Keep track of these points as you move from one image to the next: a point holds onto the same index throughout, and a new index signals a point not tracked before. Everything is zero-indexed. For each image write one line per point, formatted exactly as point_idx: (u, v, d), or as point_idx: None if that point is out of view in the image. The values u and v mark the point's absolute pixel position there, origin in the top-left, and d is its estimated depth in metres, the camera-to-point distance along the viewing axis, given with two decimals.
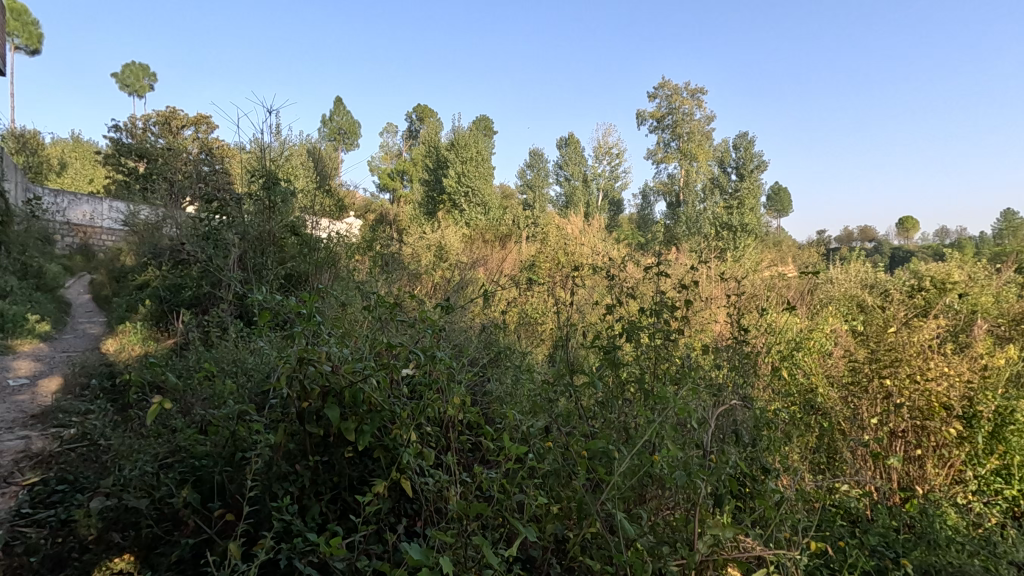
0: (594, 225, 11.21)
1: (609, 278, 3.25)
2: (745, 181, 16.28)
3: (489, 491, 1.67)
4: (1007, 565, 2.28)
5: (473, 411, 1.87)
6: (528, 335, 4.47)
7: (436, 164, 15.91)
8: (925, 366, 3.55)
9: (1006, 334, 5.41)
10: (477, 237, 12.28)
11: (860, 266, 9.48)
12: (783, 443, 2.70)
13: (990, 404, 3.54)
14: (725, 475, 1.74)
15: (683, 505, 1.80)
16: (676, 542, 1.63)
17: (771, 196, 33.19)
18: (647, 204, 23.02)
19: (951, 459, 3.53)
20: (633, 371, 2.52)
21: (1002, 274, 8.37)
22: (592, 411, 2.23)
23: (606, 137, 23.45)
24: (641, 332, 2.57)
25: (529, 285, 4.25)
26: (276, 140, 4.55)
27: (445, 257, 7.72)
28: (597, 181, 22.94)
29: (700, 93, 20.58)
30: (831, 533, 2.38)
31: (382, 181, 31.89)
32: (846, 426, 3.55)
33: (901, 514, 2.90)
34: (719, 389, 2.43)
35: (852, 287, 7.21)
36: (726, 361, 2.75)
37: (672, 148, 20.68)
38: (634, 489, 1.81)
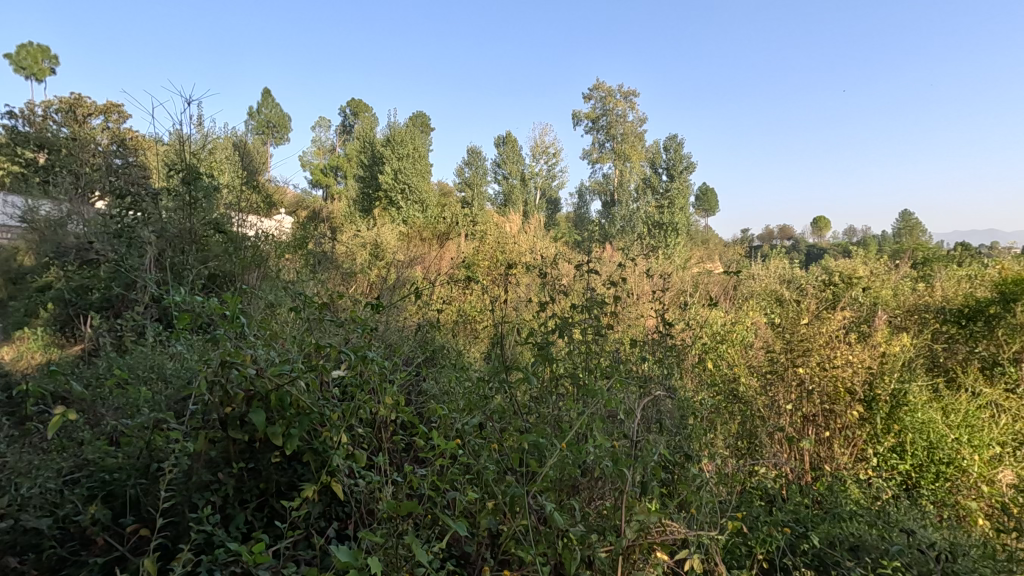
0: (532, 224, 11.34)
1: (543, 276, 3.32)
2: (676, 181, 16.97)
3: (421, 489, 1.67)
4: (899, 531, 2.51)
5: (406, 410, 1.86)
6: (465, 333, 4.49)
7: (372, 160, 15.55)
8: (832, 355, 3.92)
9: (901, 323, 5.97)
10: (415, 235, 12.15)
11: (779, 262, 10.15)
12: (706, 431, 2.87)
13: (884, 387, 3.97)
14: (651, 462, 1.82)
15: (613, 494, 1.87)
16: (604, 529, 1.70)
17: (700, 197, 34.82)
18: (583, 203, 23.56)
19: (854, 438, 3.88)
20: (565, 366, 2.59)
21: (899, 269, 9.23)
22: (527, 407, 2.28)
23: (542, 136, 23.80)
24: (574, 329, 2.65)
25: (466, 283, 4.26)
26: (197, 131, 4.30)
27: (382, 256, 7.60)
28: (535, 180, 23.26)
29: (633, 95, 21.30)
30: (749, 513, 2.55)
31: (315, 177, 30.75)
32: (765, 412, 3.79)
33: (810, 491, 3.13)
34: (647, 381, 2.55)
35: (770, 282, 7.70)
36: (652, 354, 2.88)
37: (607, 148, 21.24)
38: (566, 481, 1.86)
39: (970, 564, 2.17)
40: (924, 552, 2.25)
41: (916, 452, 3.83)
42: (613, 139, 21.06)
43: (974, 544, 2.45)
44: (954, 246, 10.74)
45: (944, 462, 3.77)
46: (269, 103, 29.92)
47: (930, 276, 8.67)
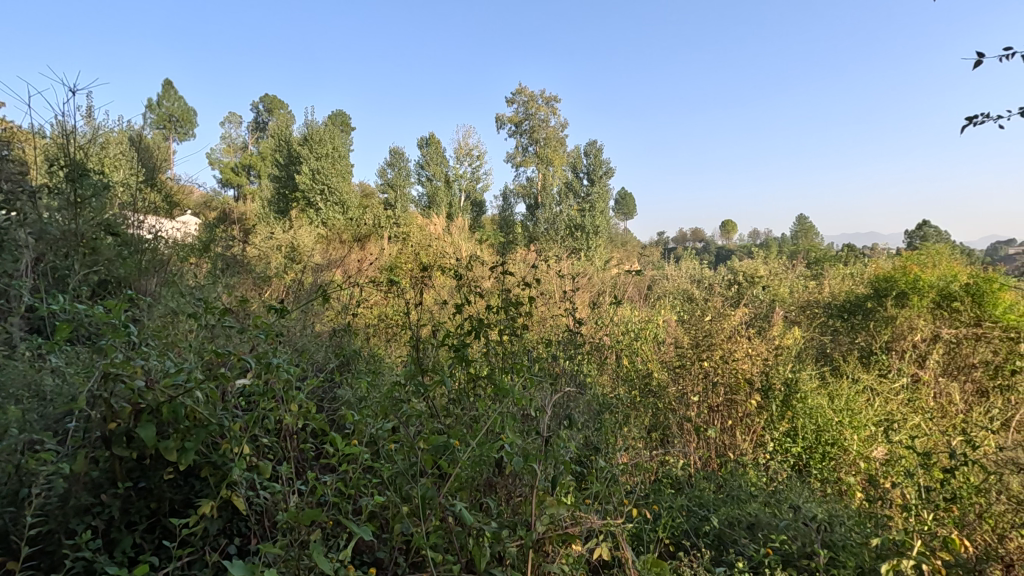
0: (456, 226, 11.31)
1: (461, 278, 3.34)
2: (596, 186, 17.51)
3: (327, 497, 1.63)
4: (787, 507, 2.76)
5: (315, 418, 1.81)
6: (385, 338, 4.42)
7: (289, 160, 14.83)
8: (732, 350, 4.24)
9: (794, 318, 6.53)
10: (334, 237, 11.78)
11: (691, 263, 10.76)
12: (618, 426, 3.00)
13: (778, 377, 4.29)
14: (561, 457, 1.88)
15: (524, 489, 1.93)
16: (516, 525, 1.75)
17: (619, 201, 36.16)
18: (508, 206, 23.81)
19: (753, 425, 4.17)
20: (482, 366, 2.63)
21: (795, 268, 10.09)
22: (443, 409, 2.29)
23: (466, 139, 23.85)
24: (490, 330, 2.69)
25: (385, 286, 4.20)
26: (85, 124, 3.92)
27: (298, 259, 7.30)
28: (459, 182, 23.26)
29: (554, 101, 21.79)
30: (656, 502, 2.70)
31: (224, 176, 28.91)
32: (674, 403, 4.06)
33: (714, 477, 3.35)
34: (559, 379, 2.62)
35: (681, 283, 8.18)
36: (565, 352, 2.97)
37: (530, 152, 21.60)
38: (480, 481, 1.89)
39: (844, 533, 2.43)
40: (808, 525, 2.49)
41: (806, 435, 4.07)
42: (536, 143, 21.46)
43: (849, 515, 2.73)
44: (841, 248, 11.86)
45: (828, 442, 4.01)
46: (170, 96, 27.74)
47: (821, 275, 9.55)
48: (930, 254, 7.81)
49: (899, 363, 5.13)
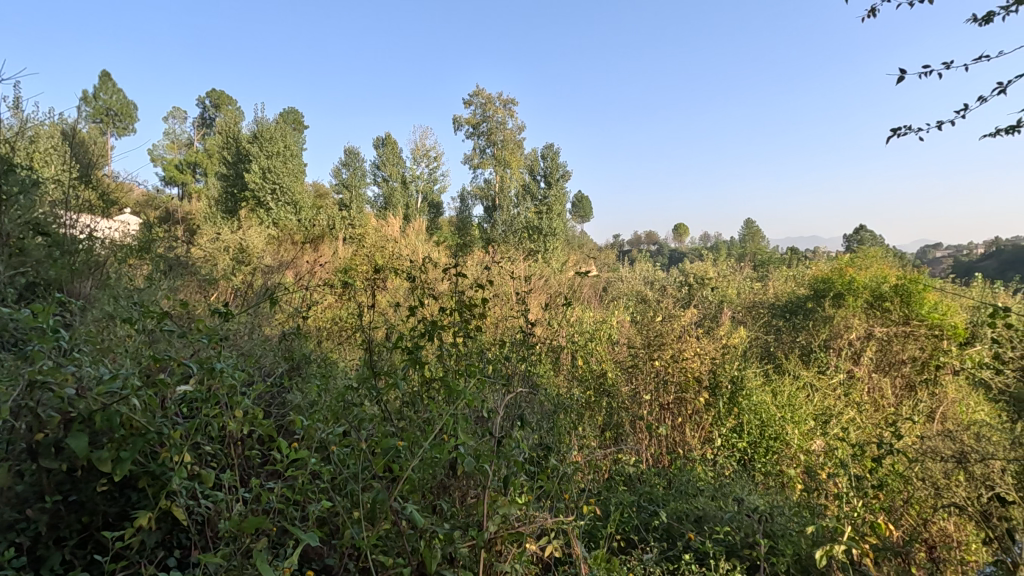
0: (412, 228, 11.20)
1: (414, 280, 3.31)
2: (553, 188, 17.57)
3: (274, 504, 1.60)
4: (731, 500, 2.87)
5: (262, 423, 1.77)
6: (337, 341, 4.33)
7: (237, 157, 14.27)
8: (682, 349, 4.38)
9: (740, 318, 6.79)
10: (285, 238, 11.44)
11: (645, 265, 11.02)
12: (571, 425, 3.05)
13: (725, 374, 4.47)
14: (513, 457, 1.91)
15: (477, 490, 1.94)
16: (468, 526, 1.76)
17: (575, 204, 36.60)
18: (465, 207, 23.75)
19: (701, 422, 4.31)
20: (436, 369, 2.62)
21: (742, 270, 10.48)
22: (397, 412, 2.27)
23: (423, 140, 23.66)
24: (443, 332, 2.67)
25: (338, 288, 4.11)
26: (11, 115, 3.66)
27: (247, 261, 7.05)
28: (416, 183, 23.06)
29: (511, 104, 21.90)
30: (607, 500, 2.76)
31: (167, 174, 27.55)
32: (627, 403, 4.14)
33: (664, 473, 3.44)
34: (511, 379, 2.64)
35: (635, 285, 8.37)
36: (518, 353, 2.99)
37: (487, 154, 21.62)
38: (432, 483, 1.89)
39: (784, 523, 2.56)
40: (750, 516, 2.60)
41: (751, 430, 4.23)
42: (494, 145, 21.52)
43: (789, 505, 2.86)
44: (785, 251, 12.38)
45: (772, 437, 4.17)
46: (108, 88, 26.25)
47: (766, 277, 9.95)
48: (864, 257, 8.28)
49: (837, 360, 5.41)
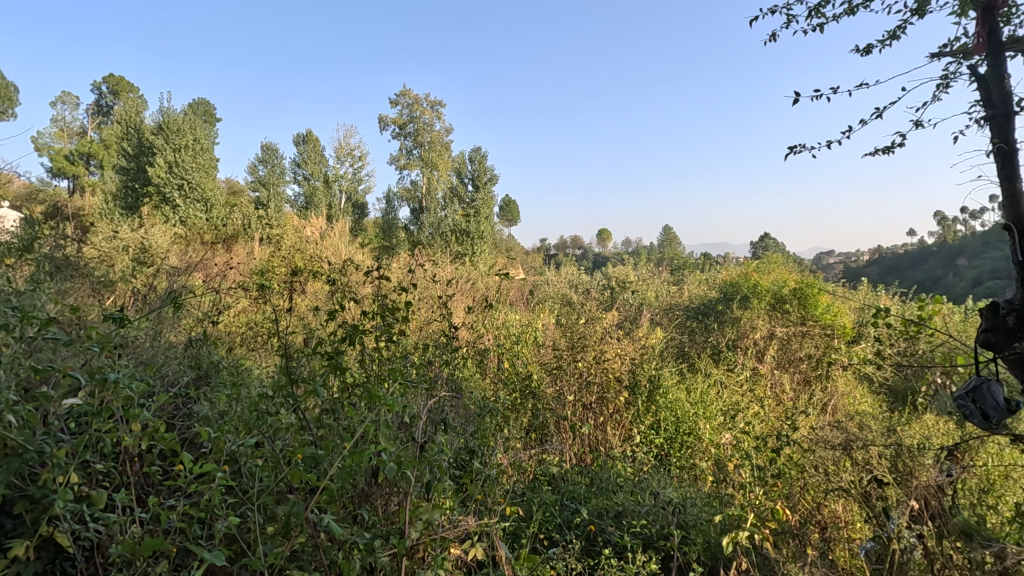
0: (336, 229, 10.83)
1: (334, 283, 3.20)
2: (481, 191, 17.52)
3: (176, 523, 1.49)
4: (648, 493, 3.00)
5: (164, 437, 1.65)
6: (252, 347, 4.10)
7: (138, 149, 13.14)
8: (604, 351, 4.52)
9: (658, 320, 7.12)
10: (195, 237, 10.69)
11: (570, 268, 11.28)
12: (496, 428, 3.06)
13: (643, 374, 4.71)
14: (435, 462, 1.90)
15: (400, 497, 1.91)
16: (390, 534, 1.73)
17: (502, 208, 36.84)
18: (392, 209, 23.28)
19: (622, 420, 4.47)
20: (357, 374, 2.55)
21: (660, 274, 10.98)
22: (315, 420, 2.19)
23: (347, 138, 22.97)
24: (366, 336, 2.61)
25: (252, 292, 3.90)
26: None
27: (150, 262, 6.52)
28: (340, 182, 22.33)
29: (438, 105, 21.72)
30: (531, 500, 2.80)
31: (55, 165, 24.84)
32: (551, 404, 4.22)
33: (586, 472, 3.53)
34: (434, 383, 2.61)
35: (560, 288, 8.56)
36: (442, 357, 2.97)
37: (414, 156, 21.30)
38: (352, 492, 1.84)
39: (696, 513, 2.73)
40: (665, 509, 2.74)
41: (667, 427, 4.43)
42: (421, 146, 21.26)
43: (700, 497, 3.03)
44: (699, 257, 13.10)
45: (686, 432, 4.39)
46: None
47: (682, 281, 10.49)
48: (768, 263, 8.92)
49: (743, 358, 5.79)
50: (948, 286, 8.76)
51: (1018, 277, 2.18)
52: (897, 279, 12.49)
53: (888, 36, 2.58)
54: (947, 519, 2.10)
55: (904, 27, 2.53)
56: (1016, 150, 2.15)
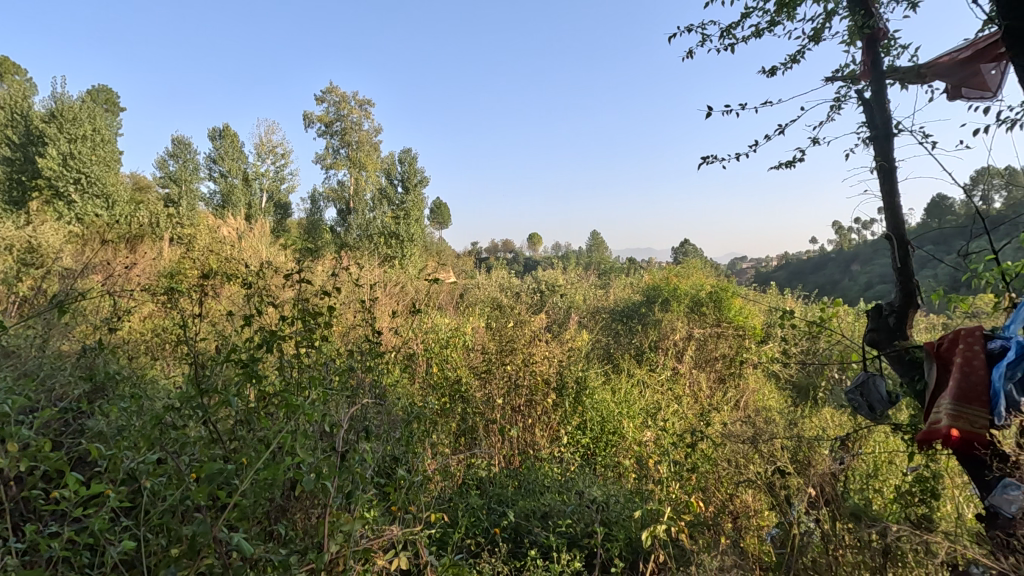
0: (255, 230, 10.28)
1: (250, 286, 3.03)
2: (410, 194, 17.17)
3: (60, 552, 1.35)
4: (573, 493, 3.06)
5: (48, 456, 1.49)
6: (157, 356, 3.80)
7: (26, 137, 11.85)
8: (531, 353, 4.56)
9: (586, 323, 7.30)
10: (93, 236, 9.78)
11: (500, 272, 11.31)
12: (422, 434, 3.01)
13: (570, 376, 4.82)
14: (357, 472, 1.84)
15: (319, 509, 1.85)
16: (307, 549, 1.66)
17: (433, 210, 36.46)
18: (317, 209, 22.42)
19: (550, 421, 4.52)
20: (274, 383, 2.42)
21: (588, 278, 11.26)
22: (228, 432, 2.06)
23: (268, 134, 21.90)
24: (284, 343, 2.49)
25: (157, 295, 3.62)
26: None
27: (38, 262, 5.89)
28: (260, 181, 21.25)
29: (366, 105, 21.18)
30: (458, 505, 2.78)
31: None
32: (479, 407, 4.22)
33: (515, 474, 3.55)
34: (356, 390, 2.53)
35: (490, 291, 8.58)
36: (365, 362, 2.88)
37: (341, 155, 20.64)
38: (267, 507, 1.75)
39: (618, 510, 2.82)
40: (590, 507, 2.80)
41: (593, 427, 4.54)
42: (348, 146, 20.64)
43: (623, 494, 3.13)
44: (625, 262, 13.55)
45: (611, 431, 4.52)
46: None
47: (608, 285, 10.82)
48: (688, 268, 9.39)
49: (664, 358, 6.04)
50: (844, 290, 9.57)
51: (898, 283, 2.44)
52: (801, 283, 13.53)
53: (789, 59, 2.81)
54: (838, 502, 2.26)
55: (802, 52, 2.76)
56: (895, 169, 2.40)
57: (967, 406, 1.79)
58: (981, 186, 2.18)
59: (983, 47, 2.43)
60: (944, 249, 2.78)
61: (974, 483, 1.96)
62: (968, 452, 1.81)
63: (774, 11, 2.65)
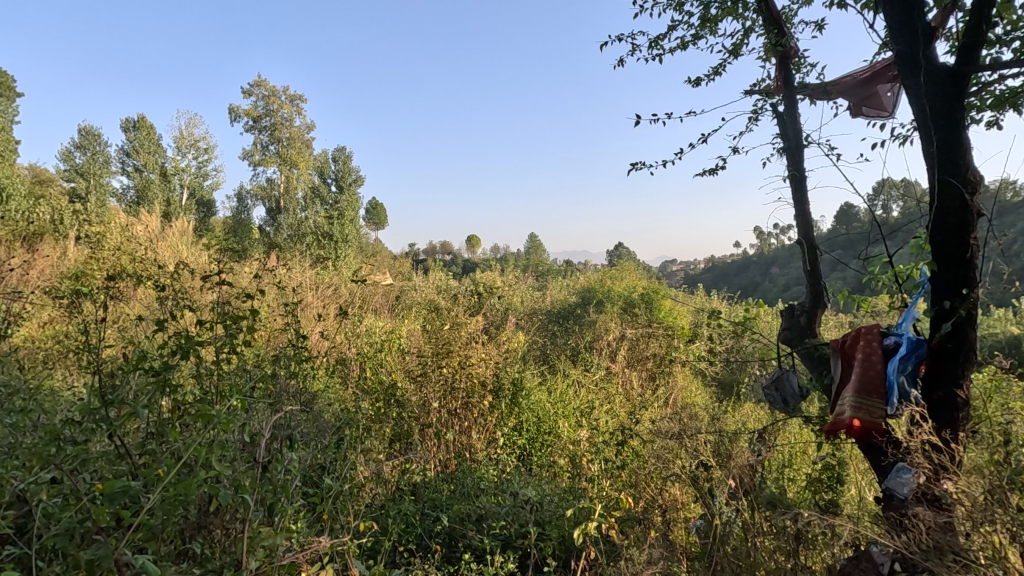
0: (174, 229, 9.64)
1: (163, 288, 2.82)
2: (345, 193, 16.65)
3: None
4: (508, 494, 3.06)
5: None
6: (56, 365, 3.47)
7: None
8: (468, 356, 4.46)
9: (523, 324, 7.34)
10: None
11: (438, 274, 11.19)
12: (353, 441, 2.91)
13: (507, 377, 4.78)
14: (280, 483, 1.75)
15: (240, 524, 1.75)
16: (224, 568, 1.57)
17: (369, 211, 35.60)
18: (243, 208, 21.34)
19: (487, 423, 4.51)
20: (190, 393, 2.27)
21: (526, 279, 11.36)
22: (137, 447, 1.90)
23: (189, 127, 20.64)
24: (202, 349, 2.33)
25: (56, 298, 3.30)
26: None
27: None
28: (180, 176, 19.98)
29: (298, 100, 20.39)
30: (390, 513, 2.71)
31: None
32: (414, 412, 4.14)
33: (451, 477, 3.51)
34: (280, 398, 2.41)
35: (427, 293, 8.47)
36: (290, 367, 2.75)
37: (270, 151, 19.74)
38: (181, 524, 1.64)
39: (552, 510, 2.86)
40: (525, 508, 2.82)
41: (529, 427, 4.57)
42: (277, 142, 19.76)
43: (558, 494, 3.16)
44: (562, 265, 13.76)
45: (546, 431, 4.56)
46: None
47: (545, 286, 10.96)
48: (621, 270, 9.66)
49: (599, 358, 6.16)
50: (765, 291, 10.14)
51: (808, 284, 2.63)
52: (725, 284, 14.26)
53: (712, 72, 2.97)
54: (756, 492, 2.40)
55: (725, 65, 2.93)
56: (805, 178, 2.59)
57: (868, 398, 1.94)
58: (883, 197, 2.37)
59: (879, 69, 2.67)
60: (849, 253, 3.00)
61: (873, 468, 2.14)
62: (868, 440, 1.97)
63: (698, 25, 2.79)
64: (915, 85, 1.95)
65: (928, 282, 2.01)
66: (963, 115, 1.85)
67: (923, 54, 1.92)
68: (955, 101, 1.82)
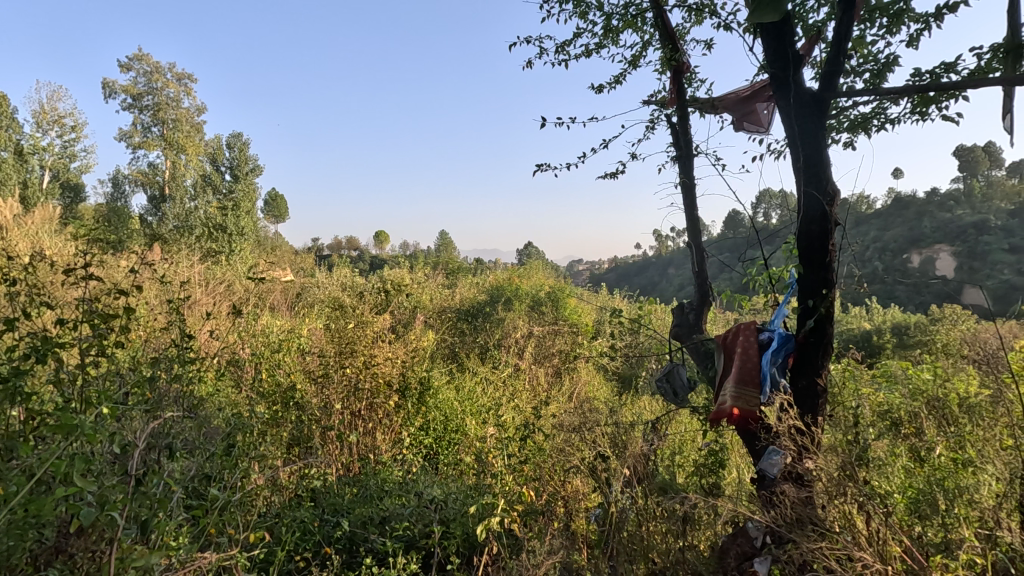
0: (33, 217, 8.51)
1: (12, 282, 2.46)
2: (240, 183, 15.52)
3: None
4: (413, 494, 3.01)
5: None
6: None
7: None
8: (373, 355, 4.29)
9: (432, 322, 7.24)
10: None
11: (343, 271, 10.77)
12: (245, 448, 2.72)
13: (414, 377, 4.63)
14: (157, 496, 1.60)
15: (107, 544, 1.57)
16: None
17: (267, 202, 33.51)
18: (120, 195, 19.26)
19: (392, 424, 4.40)
20: (49, 401, 2.01)
21: (435, 278, 11.26)
22: None
23: (53, 102, 18.30)
24: (64, 351, 2.07)
25: None
26: None
27: None
28: (41, 157, 17.65)
29: (186, 79, 18.74)
30: (285, 521, 2.57)
31: None
32: (314, 414, 3.95)
33: (353, 480, 3.39)
34: (158, 402, 2.19)
35: (332, 289, 8.13)
36: (171, 371, 2.51)
37: (153, 133, 17.98)
38: (32, 550, 1.44)
39: (456, 507, 2.86)
40: (430, 508, 2.80)
41: (435, 426, 4.52)
42: (160, 123, 18.01)
43: (463, 491, 3.16)
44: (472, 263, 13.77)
45: (453, 430, 4.55)
46: None
47: (455, 285, 10.94)
48: (530, 269, 9.82)
49: (507, 356, 6.23)
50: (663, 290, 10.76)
51: (697, 284, 2.84)
52: (627, 283, 15.01)
53: (613, 79, 3.12)
54: (649, 479, 2.56)
55: (625, 74, 3.08)
56: (695, 186, 2.78)
57: (745, 388, 2.13)
58: (764, 206, 2.68)
59: (758, 88, 2.94)
60: (733, 255, 3.27)
61: (749, 452, 2.34)
62: (745, 426, 2.16)
63: (601, 34, 2.90)
64: (785, 105, 2.16)
65: (796, 283, 2.24)
66: (824, 135, 2.07)
67: (793, 78, 2.13)
68: (817, 121, 2.04)
